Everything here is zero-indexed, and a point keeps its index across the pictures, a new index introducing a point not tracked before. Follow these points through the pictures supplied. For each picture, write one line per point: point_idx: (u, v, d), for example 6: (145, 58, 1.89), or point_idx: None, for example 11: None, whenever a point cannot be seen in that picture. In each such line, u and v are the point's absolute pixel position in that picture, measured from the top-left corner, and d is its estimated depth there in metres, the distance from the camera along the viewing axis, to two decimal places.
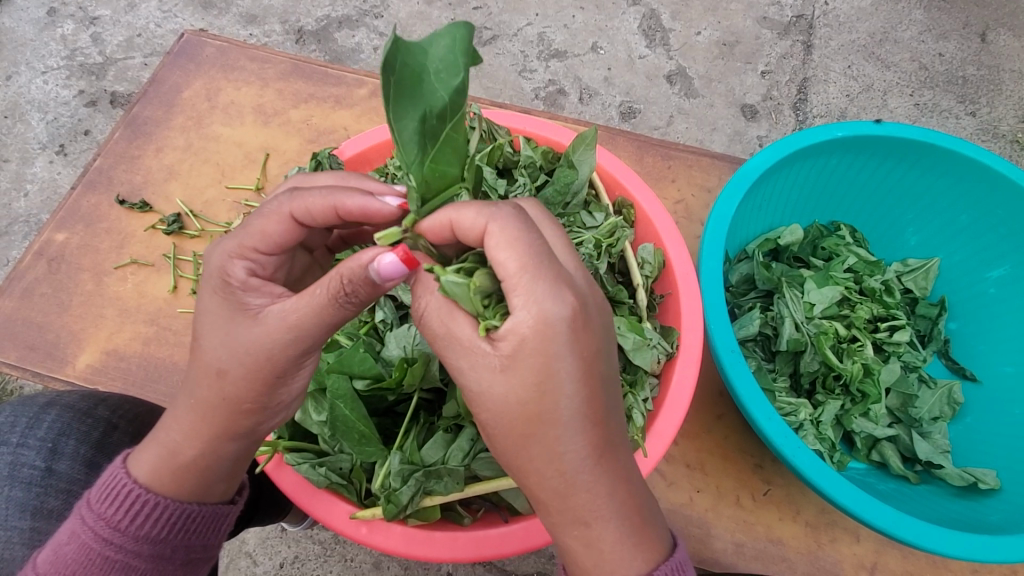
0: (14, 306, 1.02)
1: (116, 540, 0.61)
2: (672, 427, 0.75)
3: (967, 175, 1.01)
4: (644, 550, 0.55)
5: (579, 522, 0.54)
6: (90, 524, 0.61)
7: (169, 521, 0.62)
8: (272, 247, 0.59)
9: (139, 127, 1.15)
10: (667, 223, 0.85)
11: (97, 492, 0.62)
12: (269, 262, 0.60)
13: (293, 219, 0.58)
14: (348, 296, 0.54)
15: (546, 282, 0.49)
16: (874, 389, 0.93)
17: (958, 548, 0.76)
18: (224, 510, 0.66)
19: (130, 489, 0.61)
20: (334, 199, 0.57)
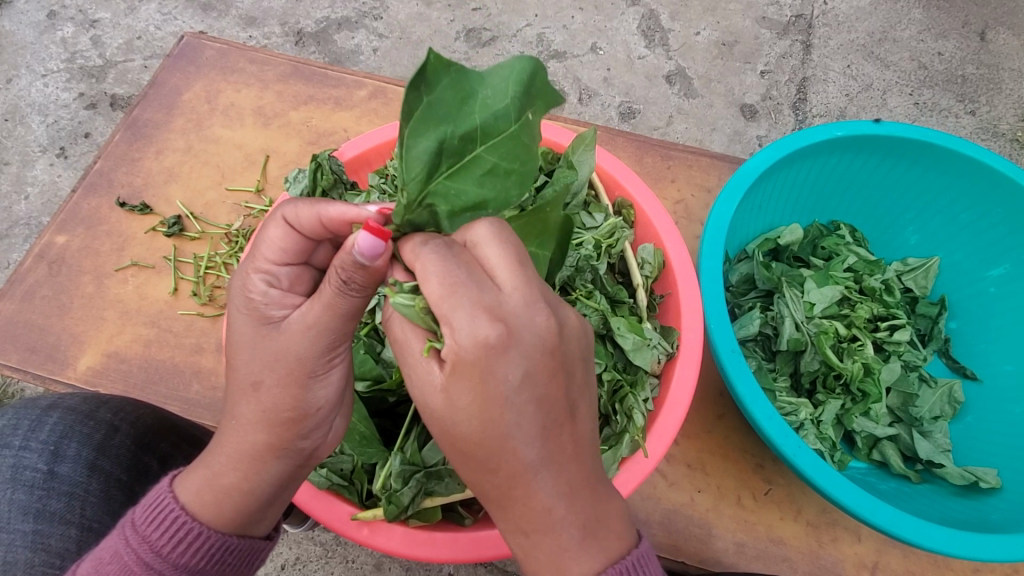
0: (15, 309, 1.02)
1: (157, 565, 0.59)
2: (672, 427, 0.75)
3: (966, 173, 1.01)
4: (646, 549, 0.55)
5: None
6: (132, 546, 0.60)
7: (208, 553, 0.60)
8: (281, 256, 0.60)
9: (139, 130, 1.15)
10: (666, 223, 0.85)
11: (143, 512, 0.61)
12: (285, 275, 0.60)
13: (286, 225, 0.59)
14: (347, 284, 0.53)
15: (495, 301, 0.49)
16: (875, 389, 0.93)
17: (959, 547, 0.75)
18: (261, 544, 0.64)
19: (177, 515, 0.60)
20: (317, 208, 0.57)
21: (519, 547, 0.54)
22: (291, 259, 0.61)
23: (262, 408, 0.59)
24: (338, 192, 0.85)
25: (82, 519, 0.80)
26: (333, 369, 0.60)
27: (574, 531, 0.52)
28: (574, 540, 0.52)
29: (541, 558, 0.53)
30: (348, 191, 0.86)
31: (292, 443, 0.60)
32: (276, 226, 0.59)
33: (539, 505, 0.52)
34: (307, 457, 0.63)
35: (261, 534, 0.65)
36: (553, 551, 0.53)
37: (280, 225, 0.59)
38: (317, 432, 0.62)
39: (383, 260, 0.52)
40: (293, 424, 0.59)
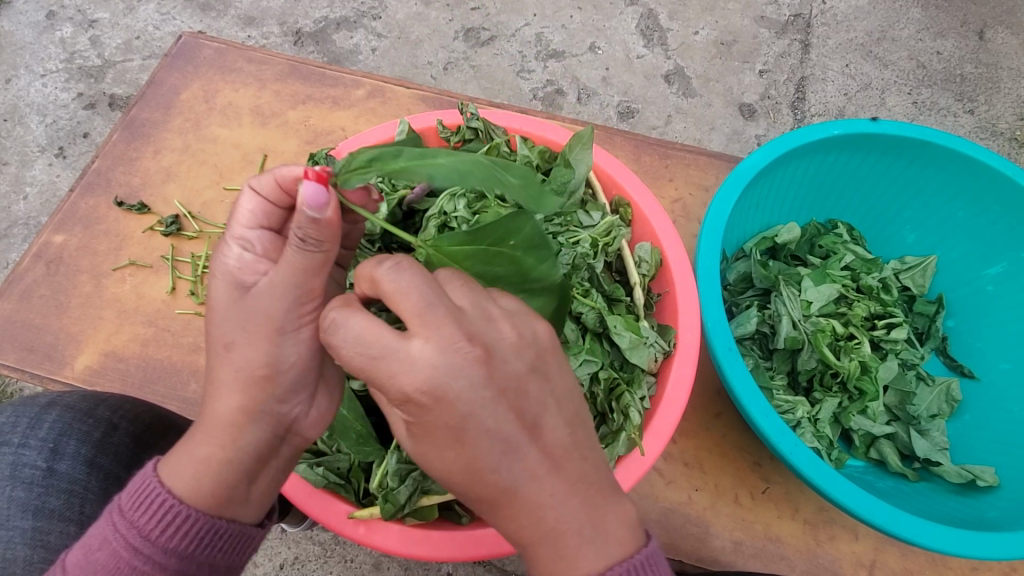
0: (13, 308, 1.02)
1: (145, 550, 0.58)
2: (669, 425, 0.75)
3: (963, 171, 1.02)
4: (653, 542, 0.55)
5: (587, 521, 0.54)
6: (120, 531, 0.58)
7: (197, 536, 0.59)
8: (254, 221, 0.63)
9: (137, 129, 1.15)
10: (663, 220, 0.86)
11: (130, 497, 0.59)
12: (258, 241, 0.62)
13: (252, 192, 0.63)
14: (302, 240, 0.57)
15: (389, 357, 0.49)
16: (872, 387, 0.93)
17: (957, 545, 0.76)
18: (252, 531, 0.62)
19: (164, 497, 0.58)
20: (273, 172, 0.62)
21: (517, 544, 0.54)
22: (262, 227, 0.63)
23: (236, 366, 0.60)
24: None
25: (80, 517, 0.80)
26: (302, 326, 0.61)
27: (575, 530, 0.52)
28: (570, 538, 0.52)
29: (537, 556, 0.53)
30: None
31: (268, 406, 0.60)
32: (245, 195, 0.63)
33: (535, 504, 0.52)
34: (287, 426, 0.62)
35: (253, 521, 0.63)
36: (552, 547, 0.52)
37: (251, 195, 0.63)
38: (293, 396, 0.62)
39: (332, 211, 0.56)
40: (267, 380, 0.60)
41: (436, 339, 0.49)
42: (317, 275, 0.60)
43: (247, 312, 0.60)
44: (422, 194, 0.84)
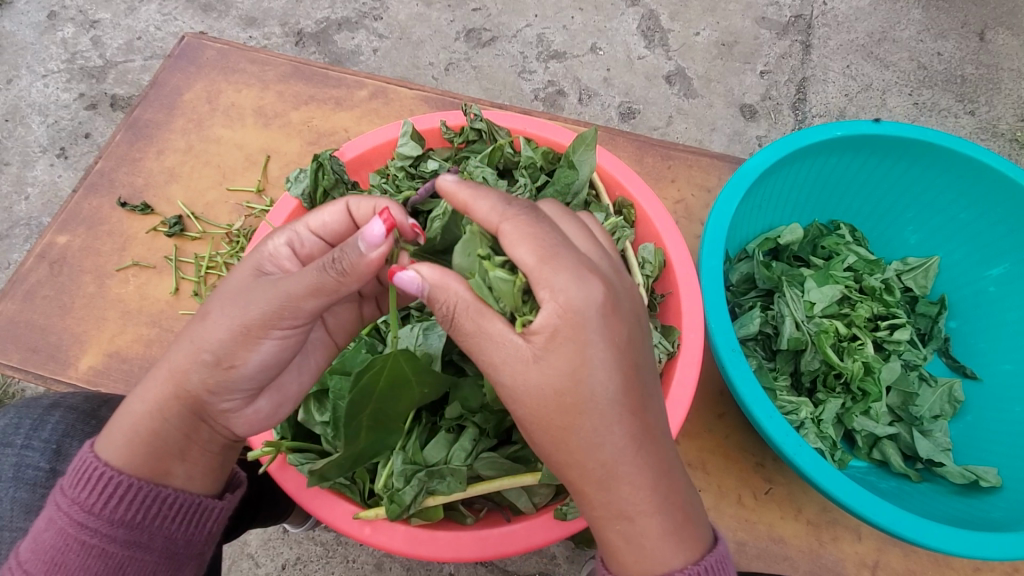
0: (16, 309, 1.03)
1: (91, 524, 0.59)
2: (673, 427, 0.75)
3: (968, 173, 1.01)
4: (685, 548, 0.55)
5: (622, 516, 0.55)
6: (64, 509, 0.60)
7: (144, 505, 0.60)
8: (319, 229, 0.65)
9: (140, 130, 1.15)
10: (666, 221, 0.86)
11: (71, 478, 0.61)
12: (310, 244, 0.65)
13: (345, 210, 0.66)
14: (332, 260, 0.55)
15: (565, 269, 0.52)
16: (875, 388, 0.93)
17: (960, 545, 0.76)
18: (203, 501, 0.63)
19: (101, 471, 0.59)
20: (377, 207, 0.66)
21: (620, 532, 0.55)
22: (326, 237, 0.66)
23: (184, 338, 0.59)
24: (340, 192, 0.86)
25: None
26: (266, 340, 0.58)
27: (655, 513, 0.54)
28: None
29: (644, 542, 0.55)
30: (349, 190, 0.87)
31: (201, 395, 0.59)
32: (336, 207, 0.66)
33: None
34: (244, 411, 0.62)
35: (211, 494, 0.65)
36: (655, 534, 0.54)
37: (340, 206, 0.66)
38: (228, 395, 0.60)
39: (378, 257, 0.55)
40: (212, 369, 0.58)
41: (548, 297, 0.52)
42: (316, 298, 0.56)
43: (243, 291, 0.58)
44: (427, 195, 0.81)
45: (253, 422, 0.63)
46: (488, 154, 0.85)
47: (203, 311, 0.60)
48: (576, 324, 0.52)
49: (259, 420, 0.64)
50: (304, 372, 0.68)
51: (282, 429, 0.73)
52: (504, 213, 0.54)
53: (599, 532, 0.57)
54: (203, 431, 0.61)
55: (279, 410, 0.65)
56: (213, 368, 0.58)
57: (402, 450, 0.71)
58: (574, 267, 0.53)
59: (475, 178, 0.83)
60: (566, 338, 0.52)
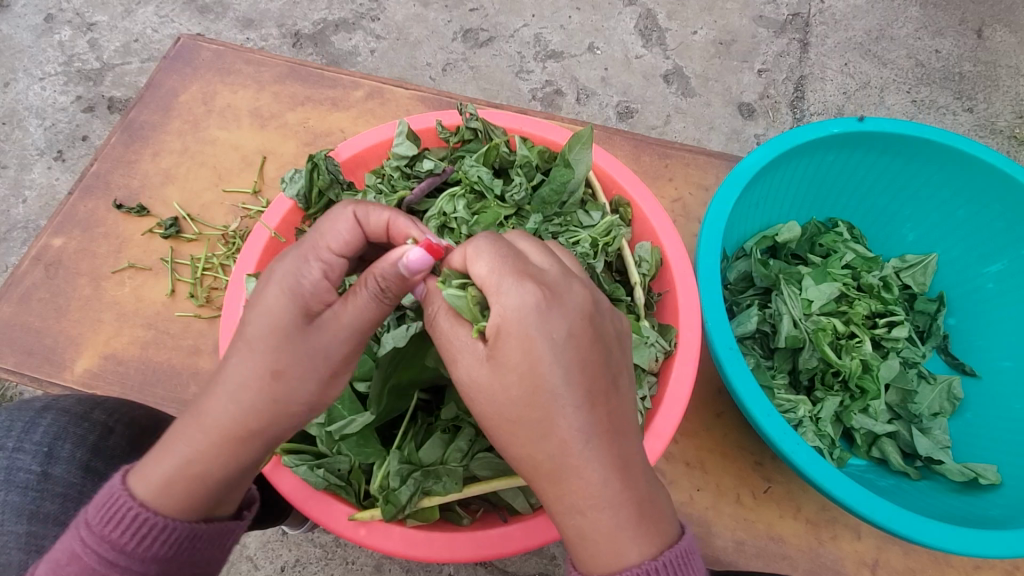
0: (11, 312, 1.02)
1: (123, 561, 0.57)
2: (671, 425, 0.74)
3: (967, 169, 1.01)
4: (639, 542, 0.52)
5: (574, 511, 0.53)
6: (91, 546, 0.57)
7: (177, 541, 0.58)
8: (341, 247, 0.61)
9: (136, 132, 1.15)
10: (662, 220, 0.85)
11: (96, 512, 0.58)
12: (337, 265, 0.60)
13: (356, 220, 0.62)
14: (380, 288, 0.56)
15: (511, 275, 0.54)
16: (874, 386, 0.93)
17: (957, 542, 0.75)
18: (231, 526, 0.62)
19: (135, 511, 0.57)
20: (390, 217, 0.63)
21: (575, 528, 0.53)
22: (346, 253, 0.61)
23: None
24: (335, 192, 0.86)
25: None
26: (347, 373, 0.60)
27: (607, 508, 0.52)
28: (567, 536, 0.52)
29: (596, 538, 0.53)
30: (344, 191, 0.86)
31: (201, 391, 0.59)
32: (345, 217, 0.61)
33: None
34: None
35: (228, 514, 0.63)
36: (608, 530, 0.52)
37: (345, 215, 0.62)
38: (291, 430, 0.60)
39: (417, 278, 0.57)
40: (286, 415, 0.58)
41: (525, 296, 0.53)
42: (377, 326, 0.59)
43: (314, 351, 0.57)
44: (422, 194, 0.85)
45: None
46: (483, 153, 0.84)
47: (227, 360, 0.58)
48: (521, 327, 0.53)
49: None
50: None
51: None
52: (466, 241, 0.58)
53: (560, 530, 0.55)
54: None
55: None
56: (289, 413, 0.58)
57: (399, 449, 0.71)
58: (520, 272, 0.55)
59: (470, 177, 0.83)
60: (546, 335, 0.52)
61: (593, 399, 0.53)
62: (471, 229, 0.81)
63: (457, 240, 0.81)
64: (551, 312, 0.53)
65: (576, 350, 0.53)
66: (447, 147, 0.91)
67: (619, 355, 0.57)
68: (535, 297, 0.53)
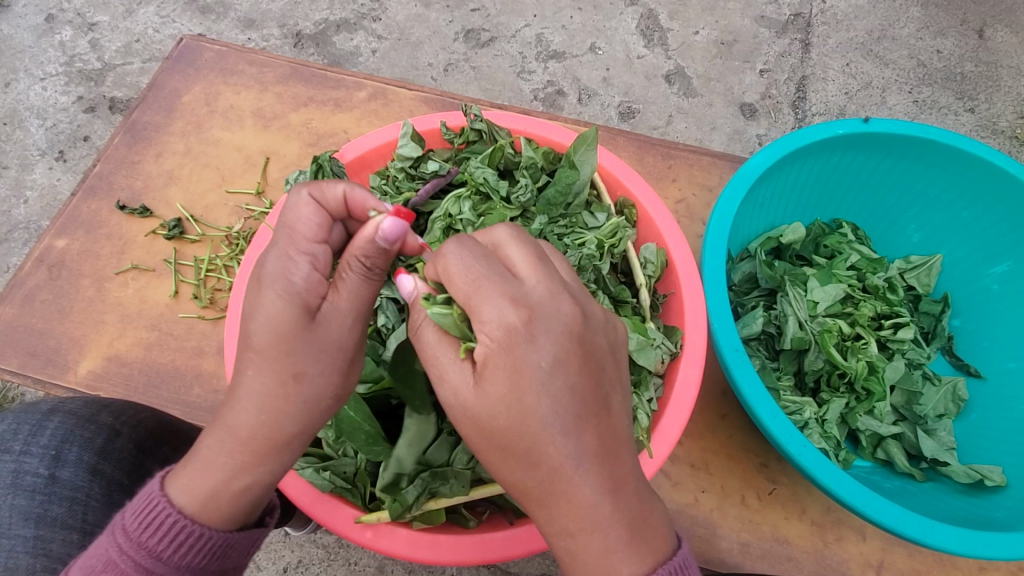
0: (14, 313, 1.02)
1: (158, 568, 0.57)
2: (677, 427, 0.74)
3: (972, 170, 1.01)
4: (635, 556, 0.53)
5: (565, 533, 0.53)
6: (127, 552, 0.57)
7: (212, 550, 0.58)
8: (311, 234, 0.59)
9: (139, 133, 1.15)
10: (668, 221, 0.85)
11: (133, 518, 0.57)
12: (319, 254, 0.59)
13: (316, 203, 0.59)
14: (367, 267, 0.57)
15: (487, 299, 0.52)
16: (879, 387, 0.93)
17: (963, 545, 0.75)
18: (259, 534, 0.63)
19: (175, 520, 0.57)
20: (345, 191, 0.61)
21: (564, 551, 0.54)
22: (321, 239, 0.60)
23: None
24: None
25: (83, 523, 0.80)
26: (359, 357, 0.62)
27: (594, 531, 0.52)
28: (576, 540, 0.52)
29: (586, 559, 0.53)
30: None
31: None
32: (306, 203, 0.59)
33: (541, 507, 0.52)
34: None
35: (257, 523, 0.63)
36: (599, 553, 0.52)
37: (306, 202, 0.59)
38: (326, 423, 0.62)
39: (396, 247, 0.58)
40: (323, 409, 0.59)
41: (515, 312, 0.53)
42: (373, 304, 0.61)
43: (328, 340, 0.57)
44: (428, 195, 0.84)
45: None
46: (489, 154, 0.85)
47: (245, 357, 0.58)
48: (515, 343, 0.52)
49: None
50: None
51: None
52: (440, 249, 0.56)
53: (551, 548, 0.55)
54: None
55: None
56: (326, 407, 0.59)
57: (409, 446, 0.69)
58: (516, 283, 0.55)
59: (476, 179, 0.83)
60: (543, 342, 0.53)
61: (584, 423, 0.53)
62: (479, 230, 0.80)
63: None
64: (527, 344, 0.52)
65: (556, 381, 0.52)
66: (452, 148, 0.91)
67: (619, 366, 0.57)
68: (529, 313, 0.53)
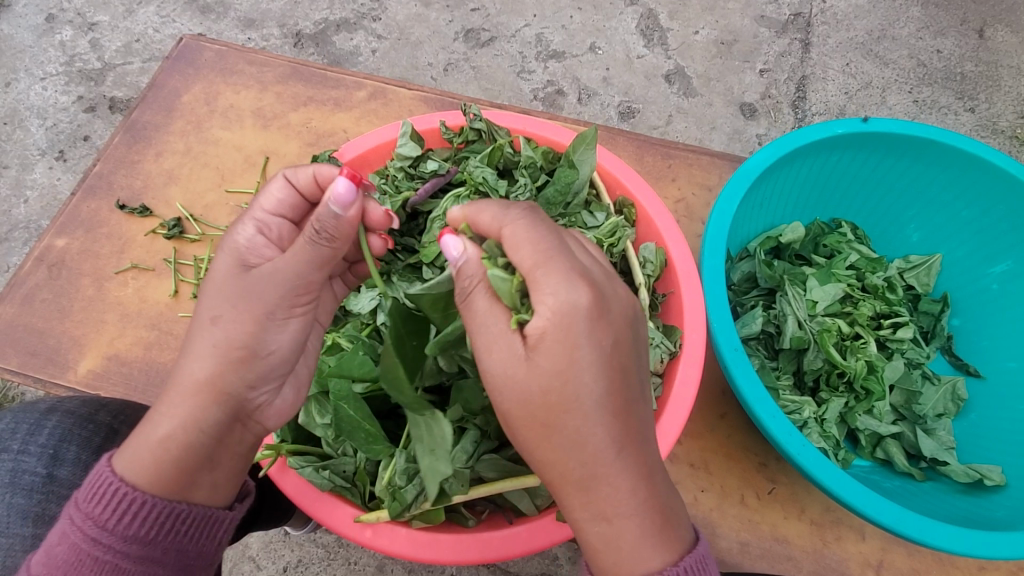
0: (14, 313, 1.02)
1: (105, 540, 0.57)
2: (676, 426, 0.74)
3: (971, 170, 1.01)
4: (662, 549, 0.54)
5: (601, 517, 0.54)
6: (78, 523, 0.58)
7: (158, 521, 0.58)
8: (275, 208, 0.68)
9: (138, 132, 1.15)
10: (667, 220, 0.85)
11: (86, 490, 0.59)
12: (274, 225, 0.67)
13: (286, 181, 0.68)
14: (316, 232, 0.61)
15: (556, 274, 0.53)
16: (879, 386, 0.93)
17: (963, 544, 0.75)
18: (219, 516, 0.62)
19: (116, 487, 0.57)
20: (314, 169, 0.68)
21: (598, 535, 0.54)
22: (284, 213, 0.68)
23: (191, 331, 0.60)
24: None
25: None
26: (291, 318, 0.64)
27: (633, 516, 0.53)
28: None
29: (620, 545, 0.54)
30: None
31: (211, 380, 0.59)
32: (275, 180, 0.68)
33: None
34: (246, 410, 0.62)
35: (220, 504, 0.62)
36: (634, 538, 0.53)
37: (280, 181, 0.68)
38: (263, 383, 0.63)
39: (354, 212, 0.63)
40: (242, 363, 0.60)
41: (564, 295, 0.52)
42: (324, 268, 0.64)
43: (248, 288, 0.61)
44: (427, 194, 0.84)
45: (283, 412, 0.66)
46: (488, 153, 0.85)
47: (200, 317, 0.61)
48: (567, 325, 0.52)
49: (287, 409, 0.66)
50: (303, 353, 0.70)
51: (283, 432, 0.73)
52: (502, 219, 0.58)
53: (581, 535, 0.56)
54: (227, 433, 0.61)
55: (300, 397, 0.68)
56: (245, 360, 0.60)
57: (432, 454, 0.64)
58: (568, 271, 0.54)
59: (475, 178, 0.83)
60: (558, 337, 0.52)
61: (627, 407, 0.54)
62: None
63: None
64: (597, 324, 0.53)
65: (610, 362, 0.53)
66: (451, 148, 0.91)
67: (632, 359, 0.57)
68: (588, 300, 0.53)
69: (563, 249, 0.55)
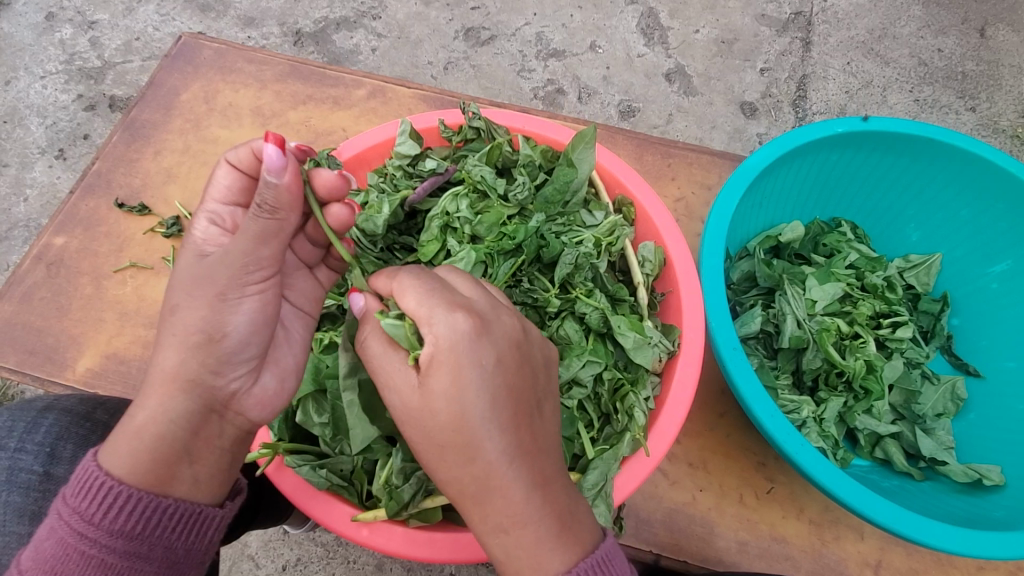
0: (13, 310, 1.02)
1: (91, 534, 0.57)
2: (674, 426, 0.74)
3: (970, 168, 1.01)
4: (563, 551, 0.54)
5: (504, 529, 0.54)
6: (64, 518, 0.58)
7: (144, 516, 0.58)
8: (225, 196, 0.67)
9: (137, 130, 1.15)
10: (665, 218, 0.85)
11: (74, 486, 0.59)
12: (227, 214, 0.67)
13: (230, 166, 0.67)
14: (258, 206, 0.59)
15: (437, 306, 0.54)
16: (878, 386, 0.93)
17: (963, 545, 0.75)
18: (209, 512, 0.61)
19: (102, 481, 0.57)
20: (252, 144, 0.66)
21: (502, 547, 0.54)
22: (237, 200, 0.68)
23: (188, 327, 0.60)
24: None
25: None
26: (245, 298, 0.62)
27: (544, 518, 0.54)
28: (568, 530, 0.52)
29: (516, 557, 0.54)
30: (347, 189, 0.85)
31: (205, 377, 0.60)
32: (220, 167, 0.67)
33: (513, 502, 0.53)
34: (225, 401, 0.61)
35: (212, 501, 0.62)
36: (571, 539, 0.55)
37: (227, 167, 0.67)
38: (231, 368, 0.62)
39: (291, 177, 0.61)
40: (205, 347, 0.59)
41: (443, 325, 0.53)
42: (269, 243, 0.61)
43: (204, 273, 0.61)
44: (425, 193, 0.84)
45: (265, 401, 0.65)
46: (486, 152, 0.84)
47: (172, 304, 0.61)
48: (451, 348, 0.53)
49: (268, 398, 0.65)
50: (296, 346, 0.70)
51: (279, 431, 0.74)
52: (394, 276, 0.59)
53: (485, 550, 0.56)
54: (211, 424, 0.61)
55: (284, 385, 0.67)
56: (206, 344, 0.60)
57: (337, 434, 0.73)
58: (449, 303, 0.54)
59: (474, 177, 0.83)
60: (443, 362, 0.53)
61: (517, 421, 0.54)
62: (474, 228, 0.79)
63: (461, 241, 0.80)
64: (479, 342, 0.53)
65: (507, 375, 0.54)
66: (450, 146, 0.91)
67: (539, 382, 0.58)
68: (466, 325, 0.53)
69: (444, 288, 0.56)
